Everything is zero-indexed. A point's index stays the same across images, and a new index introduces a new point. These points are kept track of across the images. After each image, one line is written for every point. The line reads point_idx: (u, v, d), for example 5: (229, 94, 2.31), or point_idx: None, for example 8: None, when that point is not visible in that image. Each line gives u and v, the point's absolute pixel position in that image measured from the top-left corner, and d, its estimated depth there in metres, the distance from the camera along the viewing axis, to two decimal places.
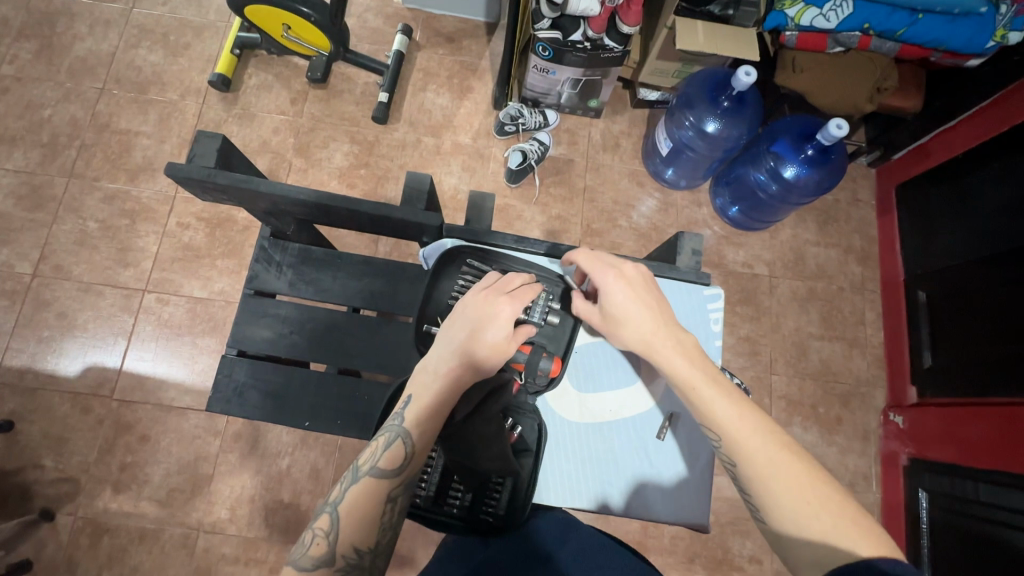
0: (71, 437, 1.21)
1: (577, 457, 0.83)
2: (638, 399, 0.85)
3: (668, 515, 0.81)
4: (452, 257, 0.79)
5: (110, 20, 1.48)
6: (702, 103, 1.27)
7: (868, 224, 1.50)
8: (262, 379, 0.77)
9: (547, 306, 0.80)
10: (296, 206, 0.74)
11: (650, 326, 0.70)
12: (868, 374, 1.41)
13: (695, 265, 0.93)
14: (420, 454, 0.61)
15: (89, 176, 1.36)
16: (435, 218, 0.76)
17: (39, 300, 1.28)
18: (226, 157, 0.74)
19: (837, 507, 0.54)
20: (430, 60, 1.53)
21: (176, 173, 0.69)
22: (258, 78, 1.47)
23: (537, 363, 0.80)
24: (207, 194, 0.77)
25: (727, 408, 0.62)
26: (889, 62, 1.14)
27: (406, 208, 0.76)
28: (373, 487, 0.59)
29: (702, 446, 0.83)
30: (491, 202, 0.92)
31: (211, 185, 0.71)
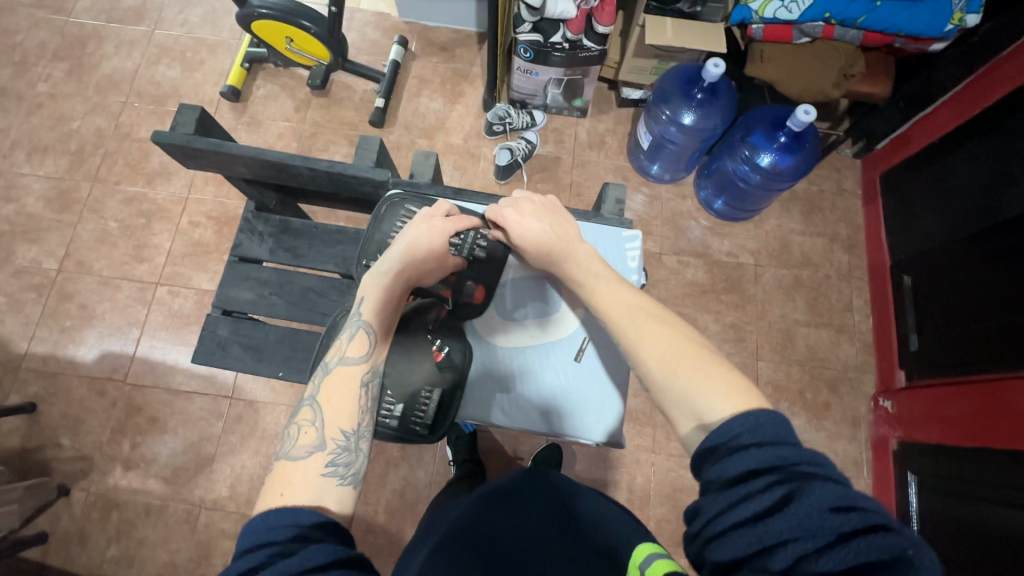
0: (86, 418, 1.30)
1: (500, 379, 0.88)
2: (560, 326, 0.90)
3: (579, 431, 0.86)
4: (394, 205, 0.84)
5: (134, 41, 1.62)
6: (677, 96, 1.32)
7: (854, 213, 1.51)
8: (243, 336, 0.83)
9: (476, 241, 0.84)
10: (264, 167, 0.80)
11: (545, 234, 0.79)
12: (856, 360, 1.41)
13: (619, 213, 0.97)
14: (380, 342, 0.69)
15: (111, 181, 1.49)
16: (383, 173, 0.82)
17: (63, 293, 1.39)
18: (204, 126, 0.81)
19: (698, 360, 0.56)
20: (424, 68, 1.62)
21: (160, 139, 0.76)
22: (265, 89, 1.59)
23: (463, 287, 0.87)
24: (195, 164, 0.84)
25: (609, 293, 0.70)
26: (854, 49, 1.19)
27: (358, 165, 0.82)
28: (346, 375, 0.65)
29: (615, 368, 0.88)
30: (434, 158, 0.92)
31: (191, 150, 0.78)
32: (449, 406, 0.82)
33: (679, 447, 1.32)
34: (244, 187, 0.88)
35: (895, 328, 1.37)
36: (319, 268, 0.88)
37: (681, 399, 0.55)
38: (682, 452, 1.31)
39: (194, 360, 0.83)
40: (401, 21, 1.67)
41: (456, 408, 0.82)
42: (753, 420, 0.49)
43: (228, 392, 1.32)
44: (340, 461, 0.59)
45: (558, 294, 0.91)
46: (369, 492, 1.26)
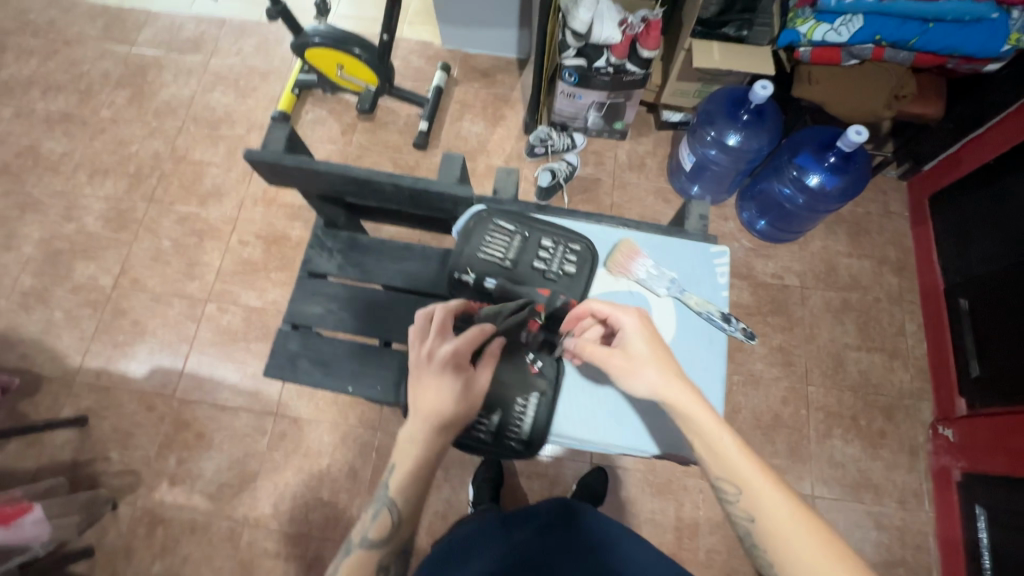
0: (136, 432, 1.32)
1: (592, 394, 0.83)
2: None
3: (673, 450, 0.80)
4: (481, 223, 0.86)
5: (191, 70, 1.70)
6: (722, 118, 1.33)
7: (902, 235, 1.48)
8: (313, 350, 0.84)
9: (563, 257, 0.86)
10: (349, 184, 0.80)
11: (662, 376, 0.68)
12: (912, 386, 1.35)
13: (703, 229, 0.93)
14: (405, 518, 0.66)
15: (166, 201, 1.54)
16: (468, 189, 0.80)
17: (117, 309, 1.43)
18: (293, 144, 0.81)
19: (833, 549, 0.56)
20: (466, 93, 1.67)
21: (253, 156, 0.77)
22: (313, 114, 1.64)
23: (556, 301, 0.84)
24: (277, 179, 0.84)
25: (745, 460, 0.63)
26: (906, 70, 1.19)
27: (442, 181, 0.82)
28: (364, 558, 0.65)
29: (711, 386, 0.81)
30: (515, 174, 0.93)
31: (283, 168, 0.78)
32: (542, 419, 0.81)
33: None
34: (318, 204, 0.88)
35: (953, 353, 1.31)
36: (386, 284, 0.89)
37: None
38: None
39: (266, 374, 0.84)
40: (444, 49, 1.72)
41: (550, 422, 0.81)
42: None
43: (273, 409, 1.33)
44: None
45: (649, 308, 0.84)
46: None
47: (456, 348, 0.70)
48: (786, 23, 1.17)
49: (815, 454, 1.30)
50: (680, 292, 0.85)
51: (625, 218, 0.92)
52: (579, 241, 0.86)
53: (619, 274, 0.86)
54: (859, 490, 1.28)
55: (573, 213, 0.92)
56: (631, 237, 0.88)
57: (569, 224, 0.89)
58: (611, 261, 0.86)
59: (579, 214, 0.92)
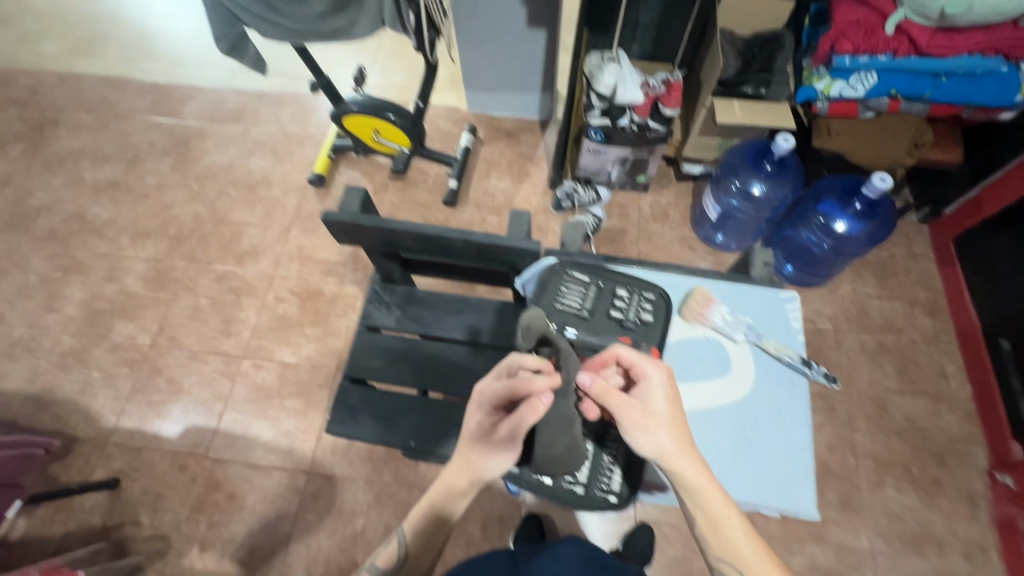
0: (167, 494, 1.29)
1: None
2: (734, 386, 0.82)
3: (771, 502, 0.75)
4: (558, 270, 0.82)
5: (232, 138, 1.80)
6: (746, 169, 1.39)
7: (930, 276, 1.49)
8: (375, 403, 0.84)
9: (639, 305, 0.81)
10: (417, 242, 0.80)
11: (674, 442, 0.64)
12: (961, 430, 1.32)
13: (769, 275, 0.93)
14: (409, 551, 0.69)
15: (205, 261, 1.59)
16: (537, 243, 0.78)
17: (153, 368, 1.44)
18: (366, 207, 0.83)
19: None
20: (492, 152, 1.75)
21: (330, 218, 0.77)
22: (347, 175, 1.72)
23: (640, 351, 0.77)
24: (343, 240, 0.84)
25: (748, 538, 0.63)
26: (922, 121, 1.27)
27: (511, 237, 0.80)
28: None
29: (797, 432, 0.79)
30: (582, 229, 0.96)
31: (357, 229, 0.78)
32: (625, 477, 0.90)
33: (779, 528, 1.23)
34: (378, 260, 0.88)
35: (1001, 395, 1.29)
36: (443, 336, 0.90)
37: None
38: (783, 534, 1.22)
39: (327, 430, 0.84)
40: (470, 112, 1.82)
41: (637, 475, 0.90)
42: None
43: (307, 467, 1.31)
44: None
45: (728, 351, 0.84)
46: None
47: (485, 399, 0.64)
48: (804, 81, 1.24)
49: (868, 505, 1.25)
50: (756, 337, 0.85)
51: (692, 269, 0.94)
52: (655, 287, 0.83)
53: (695, 321, 0.86)
54: (920, 544, 1.21)
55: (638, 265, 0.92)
56: (703, 285, 0.89)
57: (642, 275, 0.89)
58: (687, 308, 0.86)
59: (644, 267, 0.92)
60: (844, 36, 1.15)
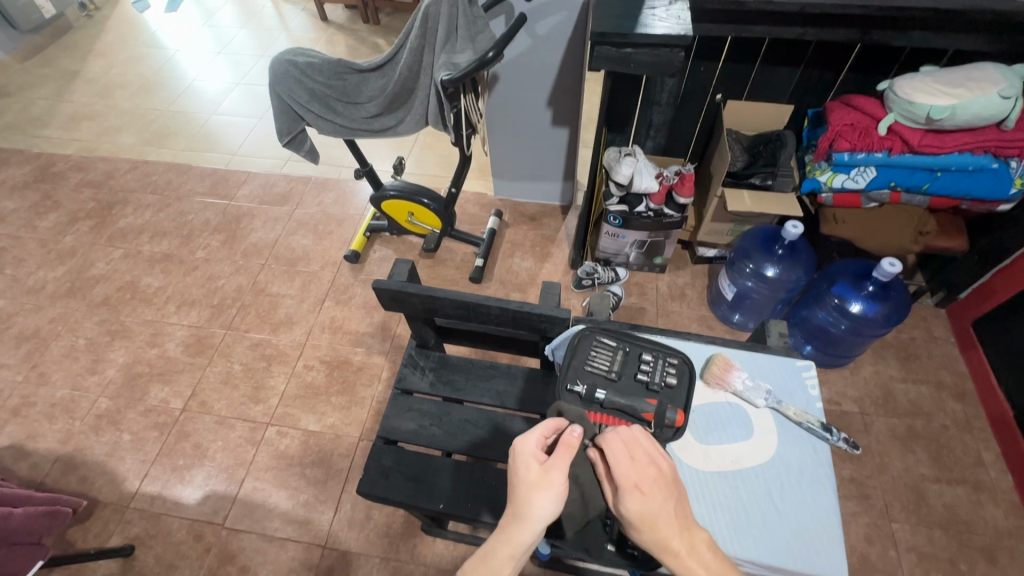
0: (179, 564, 1.27)
1: (708, 503, 0.74)
2: (757, 451, 0.79)
3: (805, 568, 0.70)
4: (585, 335, 0.84)
5: (278, 217, 1.97)
6: (758, 253, 1.47)
7: (953, 360, 1.49)
8: (405, 465, 0.86)
9: (663, 367, 0.81)
10: (456, 309, 0.86)
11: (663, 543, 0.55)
12: (1008, 524, 1.24)
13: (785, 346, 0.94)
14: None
15: (242, 329, 1.68)
16: (566, 311, 0.84)
17: (182, 432, 1.48)
18: (411, 276, 0.90)
19: None
20: (516, 234, 1.87)
21: (380, 284, 0.85)
22: (381, 253, 1.85)
23: (664, 412, 0.76)
24: (387, 306, 0.91)
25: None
26: (924, 212, 1.35)
27: (542, 306, 0.86)
28: None
29: (822, 497, 0.75)
30: (611, 299, 0.98)
31: (403, 295, 0.85)
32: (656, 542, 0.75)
33: None
34: (417, 327, 0.94)
35: None
36: (474, 401, 0.94)
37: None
38: None
39: (358, 491, 0.86)
40: (496, 198, 1.98)
41: None
42: None
43: (322, 541, 1.28)
44: None
45: (748, 414, 0.83)
46: None
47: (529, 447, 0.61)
48: (807, 173, 1.36)
49: None
50: (777, 403, 0.83)
51: (712, 336, 0.94)
52: (677, 352, 0.83)
53: (716, 386, 0.85)
54: None
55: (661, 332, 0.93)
56: (723, 353, 0.89)
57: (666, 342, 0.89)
58: (708, 372, 0.85)
59: (667, 334, 0.93)
60: (840, 136, 1.26)
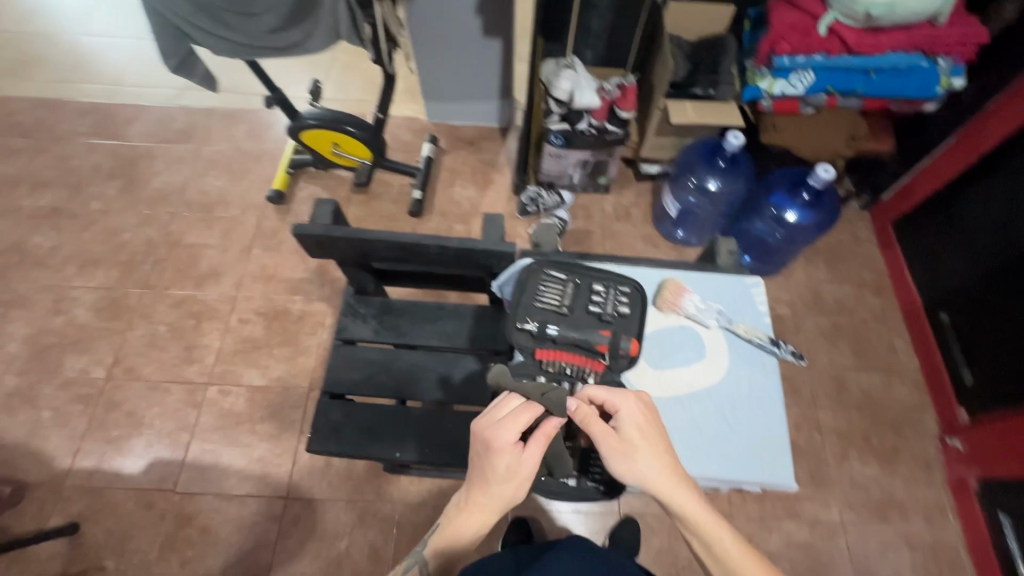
0: (133, 535, 1.22)
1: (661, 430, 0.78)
2: (711, 372, 0.82)
3: (753, 477, 0.75)
4: (534, 270, 0.81)
5: (183, 157, 1.74)
6: (700, 166, 1.46)
7: (874, 259, 1.59)
8: (355, 418, 0.83)
9: (614, 298, 0.80)
10: (392, 251, 0.80)
11: (653, 464, 0.66)
12: (913, 401, 1.40)
13: (734, 263, 0.94)
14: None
15: (161, 286, 1.52)
16: (511, 245, 0.80)
17: (110, 402, 1.37)
18: (336, 217, 0.82)
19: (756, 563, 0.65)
20: (455, 161, 1.76)
21: (301, 230, 0.76)
22: (308, 190, 1.69)
23: (618, 342, 0.76)
24: (314, 254, 0.83)
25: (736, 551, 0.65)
26: (855, 117, 1.41)
27: (486, 241, 0.81)
28: None
29: (771, 410, 0.80)
30: (556, 228, 0.95)
31: (328, 240, 0.77)
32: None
33: (757, 508, 1.28)
34: (352, 273, 0.88)
35: (945, 367, 1.38)
36: (423, 345, 0.90)
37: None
38: (763, 514, 1.27)
39: (308, 449, 0.82)
40: (430, 122, 1.83)
41: None
42: None
43: (284, 492, 1.27)
44: None
45: (703, 337, 0.84)
46: None
47: (501, 439, 0.63)
48: (748, 80, 1.30)
49: (836, 479, 1.31)
50: (727, 322, 0.85)
51: (662, 260, 0.94)
52: (630, 280, 0.82)
53: (670, 310, 0.85)
54: (885, 510, 1.28)
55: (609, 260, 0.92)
56: (674, 276, 0.89)
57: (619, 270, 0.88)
58: (661, 298, 0.85)
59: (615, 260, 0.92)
60: (782, 38, 1.21)
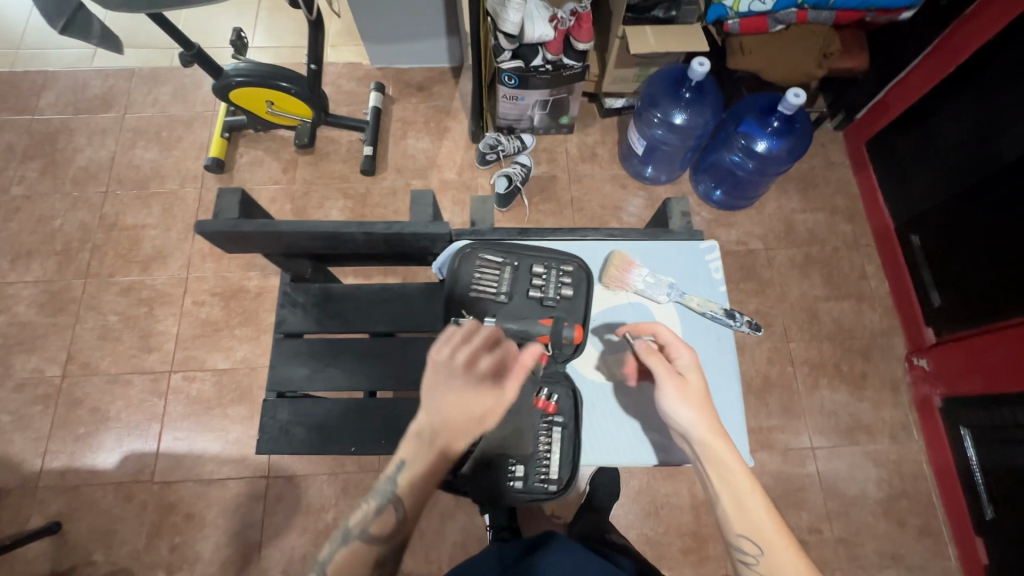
0: (118, 527, 1.22)
1: (613, 418, 0.78)
2: None
3: None
4: (467, 254, 0.86)
5: (106, 129, 1.59)
6: (665, 99, 1.35)
7: (847, 183, 1.54)
8: (305, 416, 0.83)
9: (557, 280, 0.85)
10: (313, 239, 0.80)
11: (703, 411, 0.68)
12: (882, 325, 1.42)
13: (687, 226, 0.93)
14: (407, 518, 0.64)
15: (105, 274, 1.43)
16: (442, 226, 0.83)
17: (71, 400, 1.32)
18: (246, 205, 0.81)
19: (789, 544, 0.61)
20: (405, 110, 1.62)
21: (205, 228, 0.76)
22: (249, 155, 1.56)
23: (560, 331, 0.80)
24: (232, 247, 0.83)
25: (774, 527, 0.62)
26: (829, 30, 1.27)
27: (415, 223, 0.84)
28: (363, 550, 0.64)
29: (726, 388, 0.81)
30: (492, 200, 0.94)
31: (238, 234, 0.77)
32: (568, 449, 0.78)
33: None
34: (282, 261, 0.88)
35: (914, 290, 1.38)
36: (368, 330, 0.90)
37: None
38: None
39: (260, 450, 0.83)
40: (374, 67, 1.67)
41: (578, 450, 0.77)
42: None
43: (265, 472, 1.26)
44: None
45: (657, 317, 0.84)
46: (431, 548, 1.21)
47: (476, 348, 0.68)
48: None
49: (807, 408, 1.35)
50: (680, 296, 0.85)
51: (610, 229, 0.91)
52: (574, 257, 0.86)
53: (617, 288, 0.85)
54: (854, 433, 1.33)
55: (553, 233, 0.91)
56: (621, 249, 0.89)
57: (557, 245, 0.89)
58: (607, 275, 0.85)
59: (561, 232, 0.91)
60: None
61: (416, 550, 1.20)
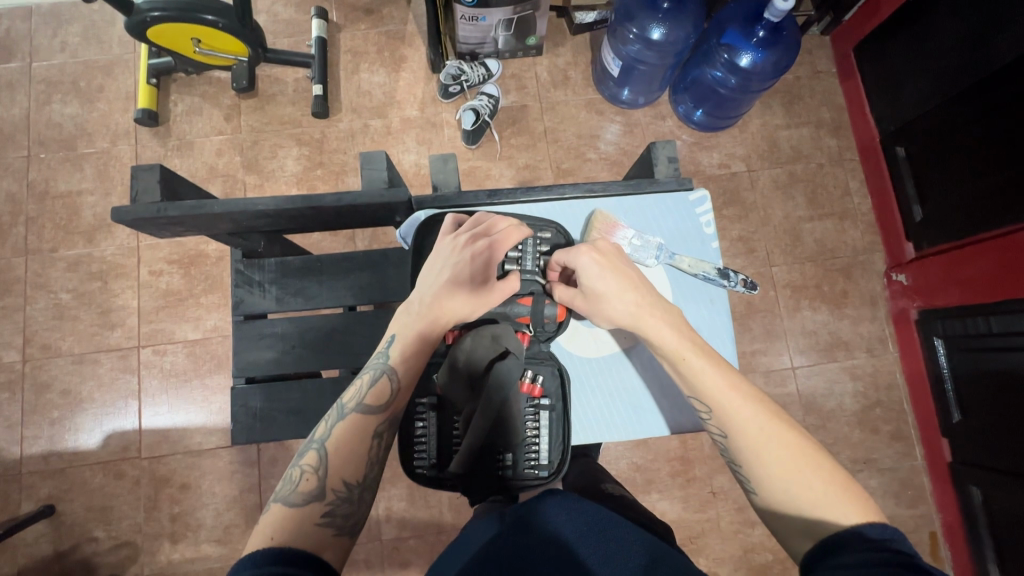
0: (114, 503, 1.22)
1: (604, 390, 0.83)
2: None
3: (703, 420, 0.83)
4: (428, 226, 0.84)
5: (13, 82, 1.39)
6: (641, 11, 1.23)
7: (833, 92, 1.47)
8: (280, 400, 0.85)
9: (537, 251, 0.83)
10: (253, 215, 0.80)
11: (613, 296, 0.73)
12: (863, 242, 1.41)
13: (674, 172, 0.92)
14: (401, 386, 0.70)
15: (46, 248, 1.32)
16: (398, 193, 0.83)
17: (38, 384, 1.27)
18: (169, 186, 0.79)
19: (738, 395, 0.65)
20: (354, 39, 1.45)
21: (129, 214, 0.75)
22: (184, 103, 1.40)
23: (542, 311, 0.81)
24: (166, 229, 0.83)
25: (723, 383, 0.67)
26: None
27: (367, 192, 0.82)
28: (361, 421, 0.67)
29: (718, 350, 0.85)
30: (454, 161, 0.91)
31: (166, 218, 0.77)
32: (557, 430, 0.79)
33: None
34: (228, 239, 0.88)
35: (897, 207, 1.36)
36: (333, 305, 0.90)
37: (797, 511, 0.58)
38: None
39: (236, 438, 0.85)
40: None
41: (567, 432, 0.79)
42: (891, 531, 0.53)
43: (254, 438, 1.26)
44: (336, 514, 0.60)
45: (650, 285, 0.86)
46: (430, 495, 1.24)
47: (459, 232, 0.78)
48: None
49: (788, 329, 1.36)
50: (670, 258, 0.87)
51: (588, 184, 0.91)
52: (551, 222, 0.85)
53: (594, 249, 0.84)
54: (833, 350, 1.36)
55: (521, 194, 0.90)
56: (602, 208, 0.88)
57: (531, 208, 0.88)
58: (589, 237, 0.86)
59: (532, 191, 0.89)
60: None
61: (415, 498, 1.24)
